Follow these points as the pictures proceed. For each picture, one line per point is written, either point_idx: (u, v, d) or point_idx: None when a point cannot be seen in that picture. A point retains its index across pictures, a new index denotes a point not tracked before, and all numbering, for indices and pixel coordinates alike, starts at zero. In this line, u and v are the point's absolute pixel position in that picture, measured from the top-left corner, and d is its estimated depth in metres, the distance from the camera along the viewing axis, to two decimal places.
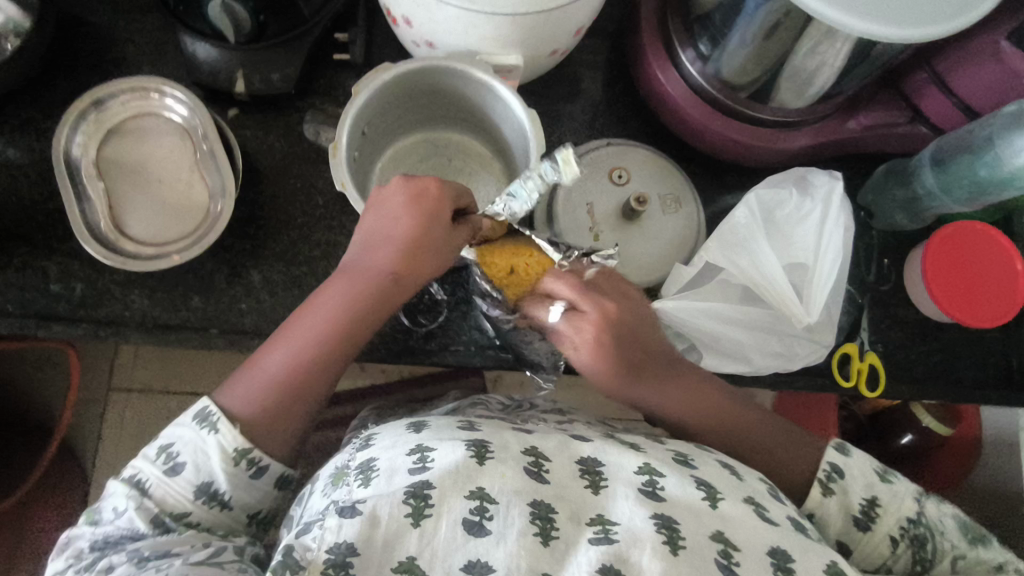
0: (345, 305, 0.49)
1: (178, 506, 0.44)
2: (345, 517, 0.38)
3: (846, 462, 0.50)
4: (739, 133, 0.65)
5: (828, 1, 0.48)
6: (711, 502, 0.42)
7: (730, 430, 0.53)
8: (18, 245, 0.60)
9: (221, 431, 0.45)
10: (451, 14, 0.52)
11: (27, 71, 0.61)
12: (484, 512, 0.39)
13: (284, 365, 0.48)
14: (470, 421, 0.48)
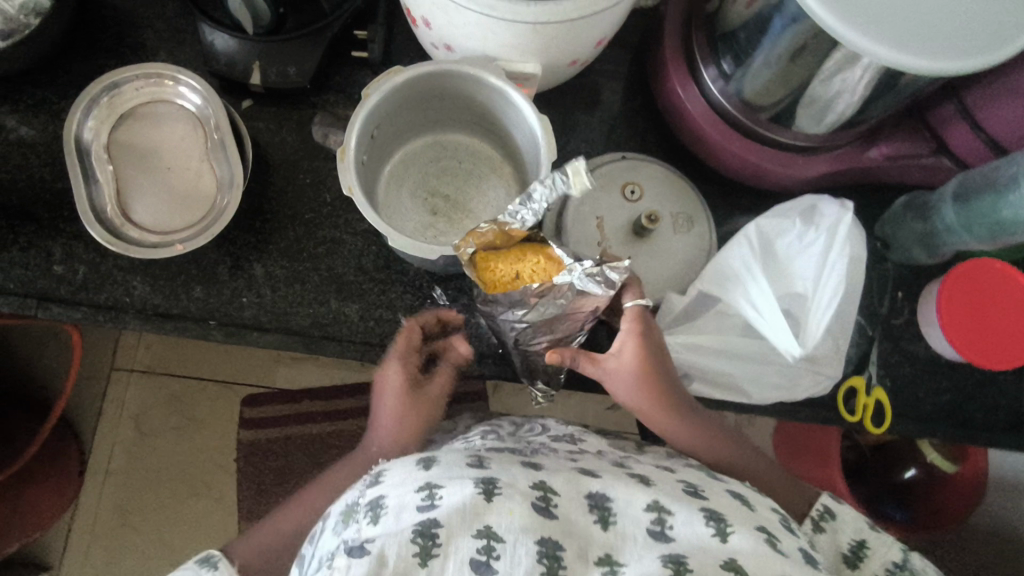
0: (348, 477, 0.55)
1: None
2: (354, 557, 0.38)
3: (837, 505, 0.54)
4: (756, 155, 0.64)
5: (857, 27, 0.47)
6: (721, 537, 0.42)
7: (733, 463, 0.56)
8: (24, 224, 0.60)
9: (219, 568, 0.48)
10: (471, 18, 0.51)
11: (44, 51, 0.61)
12: (491, 551, 0.38)
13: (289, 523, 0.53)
14: (479, 456, 0.48)
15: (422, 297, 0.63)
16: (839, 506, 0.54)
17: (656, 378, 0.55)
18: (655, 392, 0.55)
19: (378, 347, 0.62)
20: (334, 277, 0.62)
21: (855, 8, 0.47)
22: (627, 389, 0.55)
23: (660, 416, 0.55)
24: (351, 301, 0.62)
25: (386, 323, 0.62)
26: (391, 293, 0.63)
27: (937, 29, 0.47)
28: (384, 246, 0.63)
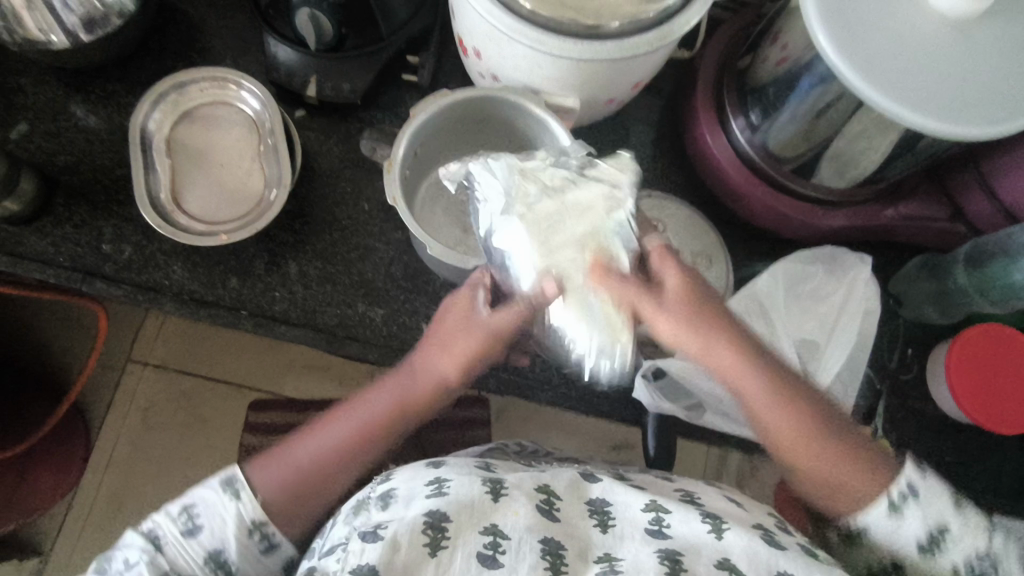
0: (384, 411, 0.53)
1: (185, 568, 0.47)
2: (369, 541, 0.44)
3: (924, 483, 0.47)
4: (779, 203, 0.66)
5: (882, 90, 0.50)
6: (716, 533, 0.47)
7: (801, 439, 0.49)
8: (79, 204, 0.64)
9: (243, 499, 0.49)
10: (520, 51, 0.55)
11: (121, 48, 0.66)
12: (497, 546, 0.44)
13: (313, 457, 0.52)
14: (486, 462, 0.54)
15: None
16: (925, 483, 0.47)
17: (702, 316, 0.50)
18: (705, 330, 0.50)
19: (398, 352, 0.64)
20: (363, 281, 0.65)
21: (884, 73, 0.51)
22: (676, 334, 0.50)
23: (718, 358, 0.50)
24: (378, 305, 0.65)
25: (409, 330, 0.65)
26: (416, 302, 0.65)
27: (960, 98, 0.51)
28: (414, 256, 0.66)
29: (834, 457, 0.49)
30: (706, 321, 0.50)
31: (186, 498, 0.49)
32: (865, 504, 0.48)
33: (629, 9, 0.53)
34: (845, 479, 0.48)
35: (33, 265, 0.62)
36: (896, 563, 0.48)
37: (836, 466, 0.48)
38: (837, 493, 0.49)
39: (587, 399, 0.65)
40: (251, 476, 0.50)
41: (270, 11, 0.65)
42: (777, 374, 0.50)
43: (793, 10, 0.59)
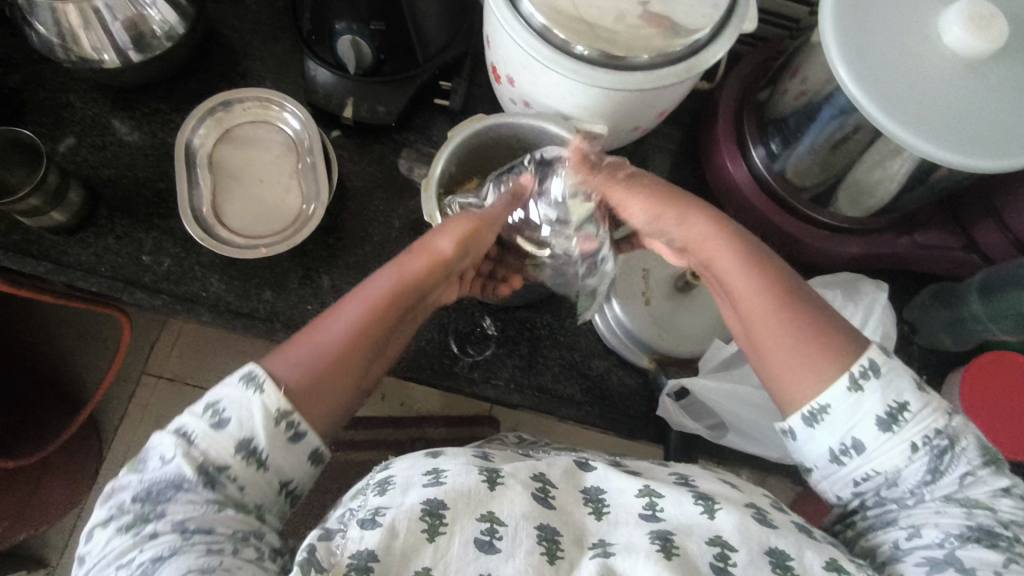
0: (397, 282, 0.50)
1: (218, 459, 0.42)
2: (368, 527, 0.41)
3: (886, 361, 0.43)
4: (797, 230, 0.68)
5: (898, 120, 0.53)
6: (708, 514, 0.45)
7: (770, 311, 0.46)
8: (121, 216, 0.66)
9: (267, 392, 0.44)
10: (554, 79, 0.58)
11: (168, 69, 0.69)
12: (495, 532, 0.43)
13: (337, 340, 0.47)
14: (481, 454, 0.52)
15: (473, 323, 0.67)
16: (887, 361, 0.43)
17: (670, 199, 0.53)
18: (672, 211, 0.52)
19: (427, 366, 0.65)
20: None
21: (901, 105, 0.53)
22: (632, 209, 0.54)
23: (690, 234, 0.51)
24: None
25: (437, 344, 0.66)
26: (444, 318, 0.67)
27: (974, 131, 0.53)
28: None
29: (810, 339, 0.44)
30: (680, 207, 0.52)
31: (211, 395, 0.44)
32: (832, 376, 0.44)
33: (658, 44, 0.54)
34: (810, 363, 0.44)
35: (75, 273, 0.64)
36: (854, 443, 0.44)
37: (799, 350, 0.44)
38: (796, 377, 0.45)
39: (610, 416, 0.66)
40: (272, 368, 0.45)
41: (311, 37, 0.68)
42: (755, 253, 0.48)
43: (813, 47, 0.62)
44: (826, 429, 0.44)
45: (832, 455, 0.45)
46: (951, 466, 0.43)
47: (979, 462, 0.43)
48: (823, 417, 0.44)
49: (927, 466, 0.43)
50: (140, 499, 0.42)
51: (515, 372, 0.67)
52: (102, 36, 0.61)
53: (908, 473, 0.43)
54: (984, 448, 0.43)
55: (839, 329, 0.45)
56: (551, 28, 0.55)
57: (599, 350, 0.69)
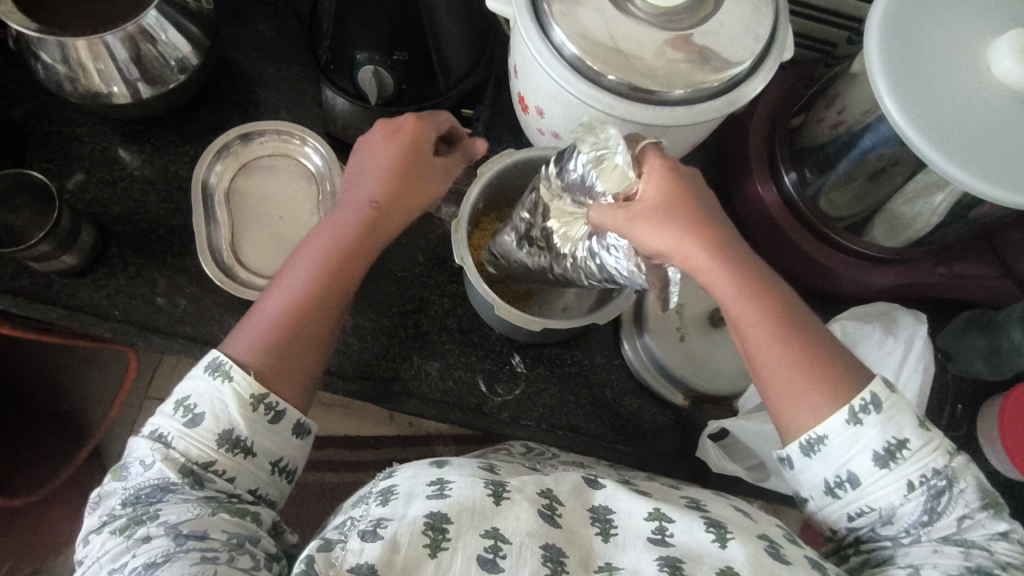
0: (339, 246, 0.53)
1: (202, 456, 0.45)
2: (368, 540, 0.40)
3: (887, 395, 0.44)
4: (831, 261, 0.67)
5: (944, 153, 0.51)
6: (719, 542, 0.43)
7: (765, 330, 0.45)
8: (134, 255, 0.63)
9: (235, 379, 0.47)
10: (588, 113, 0.56)
11: (180, 100, 0.67)
12: (498, 551, 0.41)
13: (281, 311, 0.51)
14: (488, 464, 0.51)
15: (501, 361, 0.65)
16: (889, 396, 0.43)
17: (697, 219, 0.45)
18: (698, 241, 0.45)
19: (455, 407, 0.64)
20: (418, 334, 0.66)
21: (949, 138, 0.51)
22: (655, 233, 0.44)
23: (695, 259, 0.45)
24: (433, 358, 0.65)
25: (465, 383, 0.64)
26: (469, 356, 0.65)
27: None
28: (468, 308, 0.67)
29: (801, 364, 0.45)
30: (700, 232, 0.45)
31: (181, 394, 0.47)
32: (826, 412, 0.43)
33: (699, 77, 0.53)
34: (802, 393, 0.44)
35: (89, 317, 0.61)
36: (850, 477, 0.43)
37: (790, 380, 0.44)
38: (796, 401, 0.44)
39: (643, 456, 0.64)
40: (234, 354, 0.49)
41: (329, 65, 0.64)
42: (751, 270, 0.46)
43: (851, 76, 0.60)
44: (823, 459, 0.44)
45: (827, 487, 0.45)
46: (949, 507, 0.42)
47: (977, 505, 0.43)
48: (821, 449, 0.44)
49: (923, 506, 0.42)
50: (130, 503, 0.44)
51: (545, 411, 0.64)
52: (113, 71, 0.59)
53: (905, 512, 0.42)
54: (982, 491, 0.43)
55: (838, 364, 0.45)
56: (588, 62, 0.53)
57: (629, 385, 0.67)
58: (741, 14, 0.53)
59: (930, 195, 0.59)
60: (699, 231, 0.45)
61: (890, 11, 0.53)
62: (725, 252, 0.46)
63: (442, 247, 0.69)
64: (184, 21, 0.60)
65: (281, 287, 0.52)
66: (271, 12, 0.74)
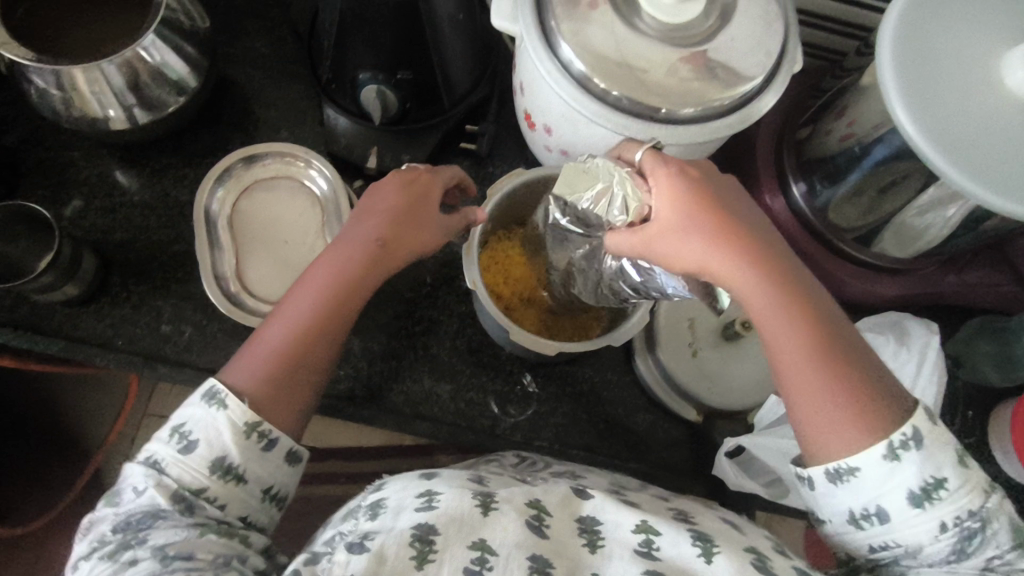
0: (351, 276, 0.51)
1: (193, 483, 0.44)
2: (354, 552, 0.40)
3: (929, 433, 0.41)
4: (844, 271, 0.66)
5: (959, 166, 0.50)
6: (705, 557, 0.42)
7: (794, 348, 0.43)
8: (136, 282, 0.62)
9: (230, 406, 0.45)
10: (598, 132, 0.55)
11: (179, 122, 0.65)
12: (485, 563, 0.40)
13: (285, 337, 0.49)
14: (478, 475, 0.50)
15: (512, 381, 0.65)
16: (931, 431, 0.41)
17: (726, 230, 0.45)
18: (730, 253, 0.45)
19: (467, 429, 0.63)
20: (427, 354, 0.65)
21: (966, 151, 0.50)
22: (683, 248, 0.45)
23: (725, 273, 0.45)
24: (444, 381, 0.64)
25: (477, 405, 0.64)
26: (480, 377, 0.65)
27: None
28: (478, 328, 0.66)
29: (833, 387, 0.42)
30: (732, 243, 0.45)
31: (176, 420, 0.46)
32: (858, 446, 0.41)
33: (713, 95, 0.52)
34: (829, 414, 0.42)
35: (92, 349, 0.60)
36: (878, 512, 0.41)
37: (817, 402, 0.42)
38: (820, 423, 0.42)
39: (656, 473, 0.64)
40: (233, 383, 0.47)
41: (331, 84, 0.63)
42: (789, 288, 0.44)
43: (861, 88, 0.60)
44: (851, 490, 0.42)
45: (851, 519, 0.42)
46: (980, 549, 0.40)
47: (1009, 548, 0.41)
48: (849, 480, 0.41)
49: (953, 547, 0.40)
50: (120, 530, 0.42)
51: (558, 430, 0.64)
52: (109, 96, 0.57)
53: (932, 550, 0.40)
54: (1016, 532, 0.41)
55: (874, 389, 0.42)
56: (599, 82, 0.52)
57: (642, 402, 0.66)
58: (752, 30, 0.52)
59: (942, 207, 0.58)
60: (733, 243, 0.45)
61: (901, 24, 0.53)
62: (761, 263, 0.45)
63: (449, 266, 0.68)
64: (182, 43, 0.59)
65: (285, 319, 0.50)
66: (269, 28, 0.73)
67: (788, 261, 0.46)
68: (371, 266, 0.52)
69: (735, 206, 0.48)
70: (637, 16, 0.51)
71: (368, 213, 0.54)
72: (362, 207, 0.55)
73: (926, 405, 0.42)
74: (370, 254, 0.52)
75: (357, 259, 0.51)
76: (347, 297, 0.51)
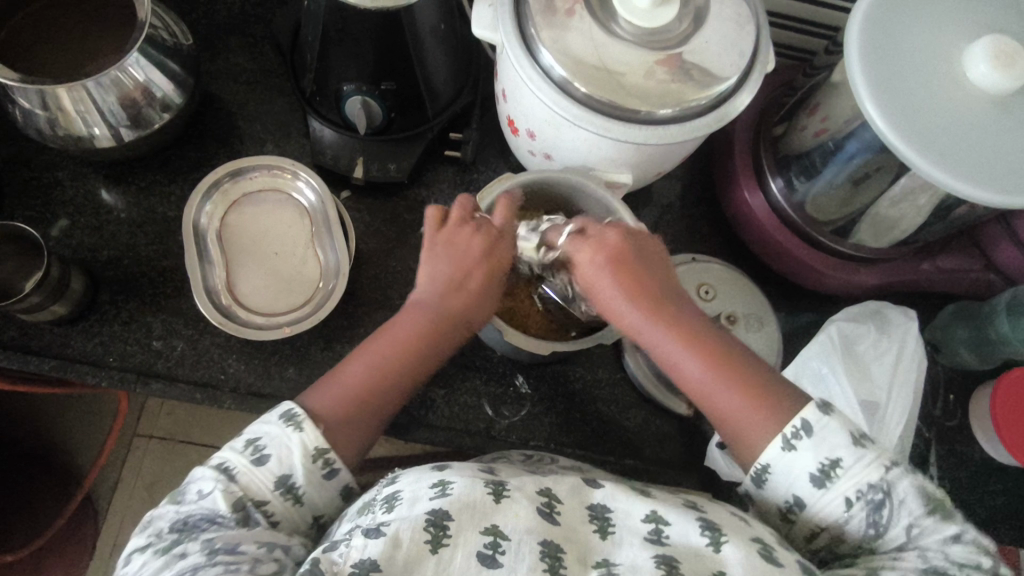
0: (408, 338, 0.52)
1: (258, 495, 0.44)
2: (372, 537, 0.41)
3: (820, 419, 0.45)
4: (818, 261, 0.68)
5: (930, 158, 0.51)
6: (714, 546, 0.44)
7: (709, 380, 0.49)
8: (126, 299, 0.62)
9: (306, 431, 0.46)
10: (580, 135, 0.56)
11: (165, 139, 0.66)
12: (497, 547, 0.42)
13: (364, 375, 0.50)
14: (489, 466, 0.50)
15: (506, 384, 0.66)
16: (820, 420, 0.45)
17: (637, 282, 0.52)
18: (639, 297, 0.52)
19: (462, 432, 0.64)
20: None
21: (936, 142, 0.51)
22: (607, 297, 0.53)
23: (624, 316, 0.52)
24: (438, 386, 0.65)
25: (471, 409, 0.65)
26: (473, 380, 0.66)
27: (1010, 166, 0.51)
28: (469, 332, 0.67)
29: (742, 398, 0.48)
30: (638, 290, 0.52)
31: (250, 433, 0.46)
32: (763, 445, 0.46)
33: (690, 96, 0.53)
34: (744, 426, 0.47)
35: (84, 368, 0.60)
36: (796, 500, 0.46)
37: (735, 426, 0.48)
38: (740, 436, 0.48)
39: (652, 468, 0.65)
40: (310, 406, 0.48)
41: (315, 97, 0.64)
42: (687, 330, 0.51)
43: (833, 85, 0.62)
44: (772, 486, 0.46)
45: (783, 508, 0.47)
46: (893, 517, 0.44)
47: (921, 510, 0.44)
48: (767, 477, 0.46)
49: (867, 520, 0.44)
50: (177, 529, 0.44)
51: (555, 430, 0.65)
52: (95, 114, 0.57)
53: (852, 526, 0.44)
54: (926, 497, 0.44)
55: (776, 389, 0.48)
56: (579, 86, 0.53)
57: (633, 399, 0.67)
58: (725, 32, 0.54)
59: (914, 199, 0.60)
60: (642, 293, 0.52)
61: (869, 21, 0.54)
62: (661, 311, 0.52)
63: None
64: (165, 61, 0.59)
65: (363, 356, 0.52)
66: (250, 43, 0.73)
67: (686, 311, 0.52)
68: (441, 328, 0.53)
69: (654, 261, 0.54)
70: (615, 22, 0.53)
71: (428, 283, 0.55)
72: (429, 258, 0.55)
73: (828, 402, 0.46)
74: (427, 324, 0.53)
75: (415, 328, 0.53)
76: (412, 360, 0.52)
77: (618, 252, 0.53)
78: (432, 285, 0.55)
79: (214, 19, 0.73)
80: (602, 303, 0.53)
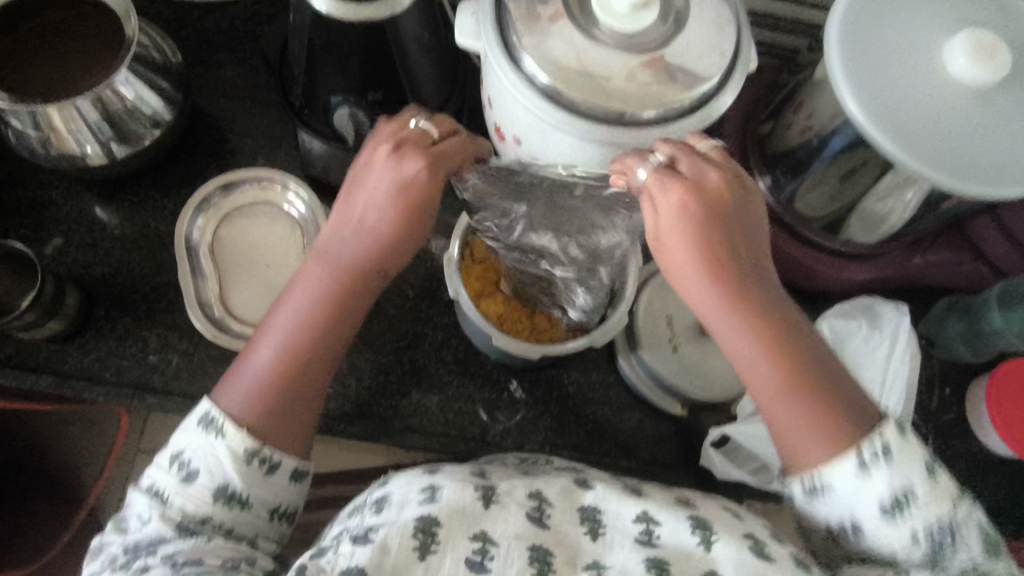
0: (320, 306, 0.48)
1: (197, 513, 0.44)
2: (359, 544, 0.41)
3: (900, 447, 0.43)
4: (809, 259, 0.68)
5: (908, 150, 0.51)
6: (705, 545, 0.43)
7: (768, 372, 0.45)
8: (121, 314, 0.63)
9: (227, 435, 0.45)
10: (564, 141, 0.57)
11: (157, 155, 0.66)
12: (486, 553, 0.42)
13: (271, 359, 0.48)
14: (481, 469, 0.50)
15: (500, 388, 0.66)
16: (900, 446, 0.43)
17: (713, 239, 0.46)
18: (704, 261, 0.46)
19: (457, 438, 0.64)
20: (414, 368, 0.66)
21: (916, 137, 0.52)
22: (672, 259, 0.47)
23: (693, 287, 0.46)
24: (433, 393, 0.65)
25: (466, 414, 0.65)
26: (467, 387, 0.66)
27: (993, 157, 0.52)
28: (462, 338, 0.68)
29: (808, 410, 0.44)
30: (709, 253, 0.46)
31: (175, 447, 0.45)
32: (826, 458, 0.43)
33: (673, 97, 0.53)
34: (804, 437, 0.44)
35: (80, 383, 0.61)
36: (853, 524, 0.43)
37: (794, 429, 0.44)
38: (797, 445, 0.45)
39: (648, 468, 0.65)
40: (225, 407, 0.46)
41: (304, 110, 0.64)
42: (748, 301, 0.46)
43: (815, 83, 0.62)
44: (827, 503, 0.44)
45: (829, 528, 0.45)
46: (953, 556, 0.42)
47: (982, 553, 0.43)
48: (822, 494, 0.44)
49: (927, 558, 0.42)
50: (129, 552, 0.43)
51: (551, 433, 0.65)
52: (86, 133, 0.58)
53: (908, 561, 0.43)
54: (987, 539, 0.43)
55: (841, 402, 0.45)
56: (564, 92, 0.53)
57: (627, 400, 0.67)
58: (706, 33, 0.54)
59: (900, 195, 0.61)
60: (706, 251, 0.46)
61: (847, 19, 0.55)
62: (724, 278, 0.46)
63: (430, 279, 0.70)
64: (154, 78, 0.60)
65: (273, 331, 0.49)
66: (240, 57, 0.74)
67: (761, 286, 0.47)
68: (357, 275, 0.49)
69: (735, 218, 0.47)
70: (595, 27, 0.53)
71: (346, 231, 0.49)
72: (349, 186, 0.50)
73: (896, 419, 0.44)
74: (340, 282, 0.49)
75: (327, 293, 0.49)
76: (329, 328, 0.49)
77: (712, 199, 0.46)
78: (347, 221, 0.49)
79: (203, 34, 0.74)
80: (671, 263, 0.47)
